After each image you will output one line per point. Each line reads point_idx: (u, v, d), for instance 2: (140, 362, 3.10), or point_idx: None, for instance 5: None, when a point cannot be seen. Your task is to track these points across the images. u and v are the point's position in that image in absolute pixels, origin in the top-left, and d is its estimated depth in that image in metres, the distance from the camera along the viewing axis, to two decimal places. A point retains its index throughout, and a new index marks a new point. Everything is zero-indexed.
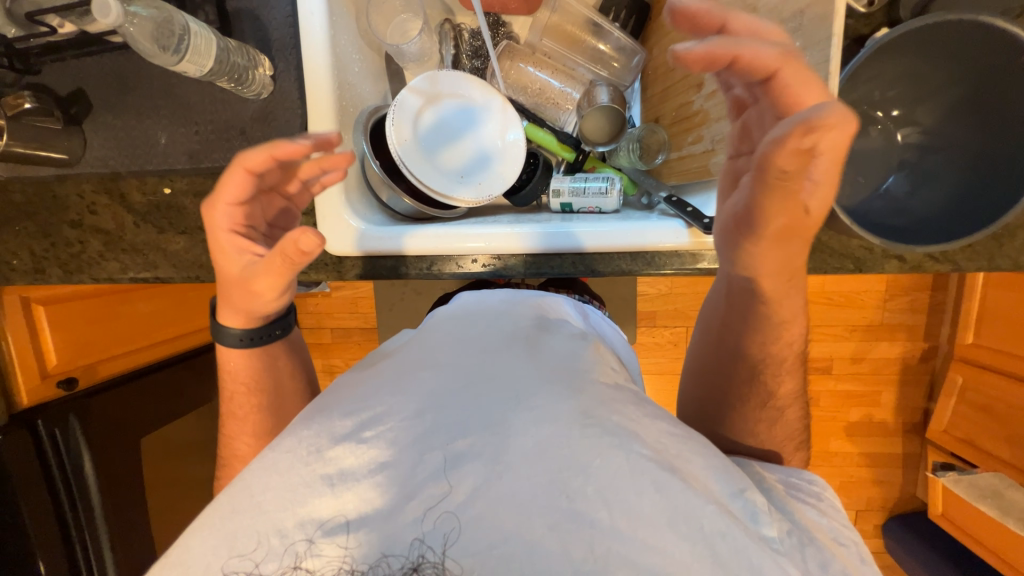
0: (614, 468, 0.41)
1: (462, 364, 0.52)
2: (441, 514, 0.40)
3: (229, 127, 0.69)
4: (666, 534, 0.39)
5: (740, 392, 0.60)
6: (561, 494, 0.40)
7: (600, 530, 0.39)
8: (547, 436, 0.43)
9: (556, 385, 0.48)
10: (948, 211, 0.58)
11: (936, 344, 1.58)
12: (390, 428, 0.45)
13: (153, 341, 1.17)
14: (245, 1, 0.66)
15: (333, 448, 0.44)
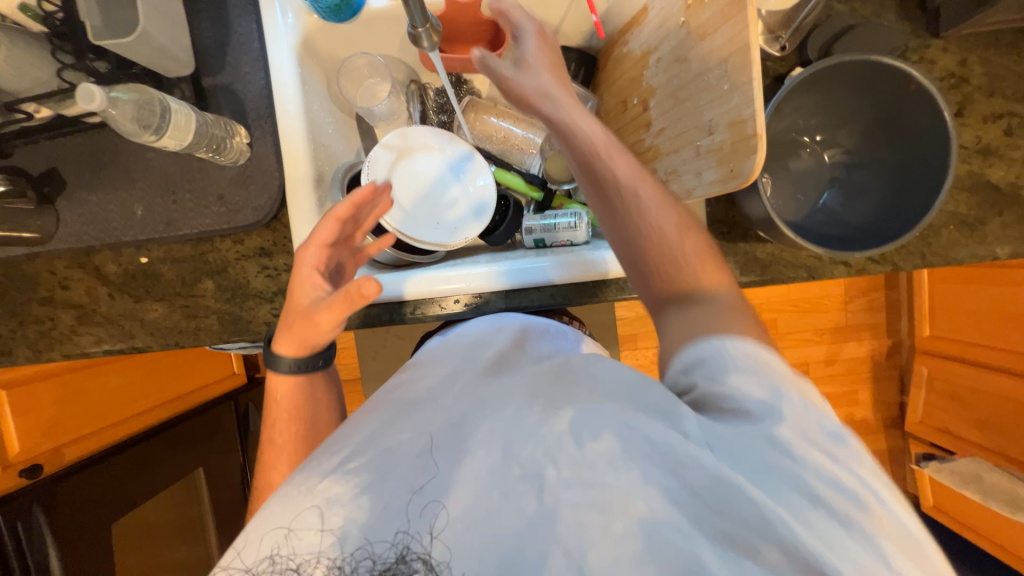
0: (559, 428, 0.40)
1: (420, 377, 0.51)
2: (427, 514, 0.38)
3: (207, 194, 0.71)
4: (606, 469, 0.38)
5: (635, 221, 0.53)
6: (520, 463, 0.40)
7: (549, 484, 0.39)
8: (496, 415, 0.43)
9: (500, 376, 0.48)
10: (878, 218, 0.65)
11: (899, 339, 1.67)
12: (365, 452, 0.41)
13: (129, 414, 1.11)
14: (221, 78, 0.70)
15: (319, 481, 0.39)
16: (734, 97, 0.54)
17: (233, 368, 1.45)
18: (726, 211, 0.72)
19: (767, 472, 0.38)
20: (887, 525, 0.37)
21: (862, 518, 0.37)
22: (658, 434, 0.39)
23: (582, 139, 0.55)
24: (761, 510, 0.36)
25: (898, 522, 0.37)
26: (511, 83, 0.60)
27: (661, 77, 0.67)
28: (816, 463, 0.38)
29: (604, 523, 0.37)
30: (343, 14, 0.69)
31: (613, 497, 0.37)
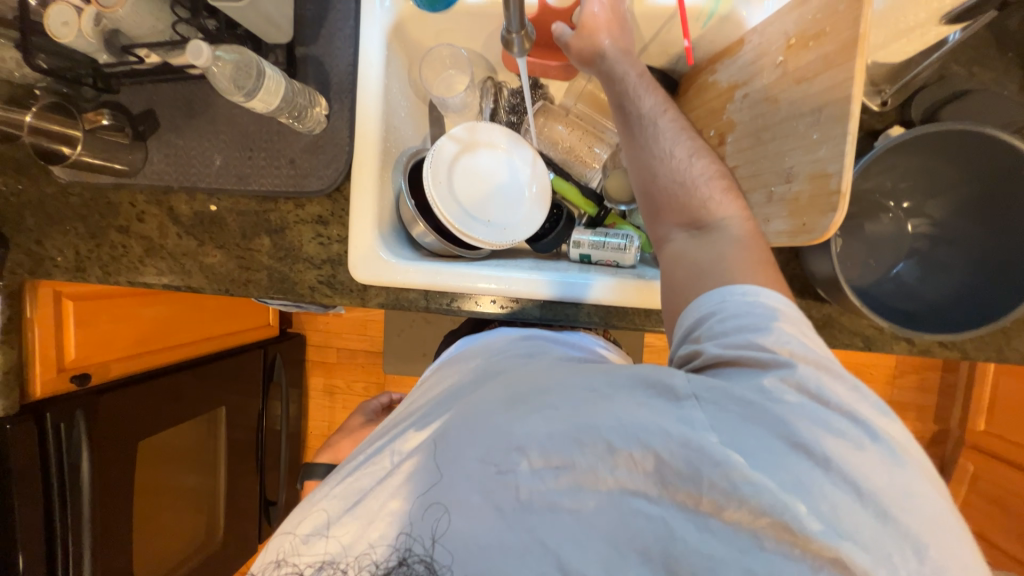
0: (528, 429, 0.46)
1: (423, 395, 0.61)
2: (428, 514, 0.46)
3: (279, 156, 0.75)
4: (571, 451, 0.44)
5: (658, 161, 0.60)
6: (495, 465, 0.45)
7: (521, 477, 0.45)
8: (478, 419, 0.49)
9: (485, 381, 0.55)
10: (957, 302, 0.60)
11: (946, 428, 1.55)
12: (355, 479, 0.52)
13: (170, 344, 1.20)
14: (313, 49, 0.73)
15: (314, 510, 0.52)
16: (821, 149, 0.52)
17: (267, 320, 1.57)
18: (786, 262, 0.69)
19: (752, 419, 0.42)
20: (870, 460, 0.40)
21: (845, 460, 0.40)
22: (635, 416, 0.44)
23: (623, 85, 0.64)
24: (732, 468, 0.40)
25: (885, 459, 0.41)
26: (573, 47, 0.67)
27: (745, 114, 0.64)
28: (799, 405, 0.42)
29: (578, 509, 0.44)
30: (437, 6, 0.69)
31: (581, 477, 0.44)
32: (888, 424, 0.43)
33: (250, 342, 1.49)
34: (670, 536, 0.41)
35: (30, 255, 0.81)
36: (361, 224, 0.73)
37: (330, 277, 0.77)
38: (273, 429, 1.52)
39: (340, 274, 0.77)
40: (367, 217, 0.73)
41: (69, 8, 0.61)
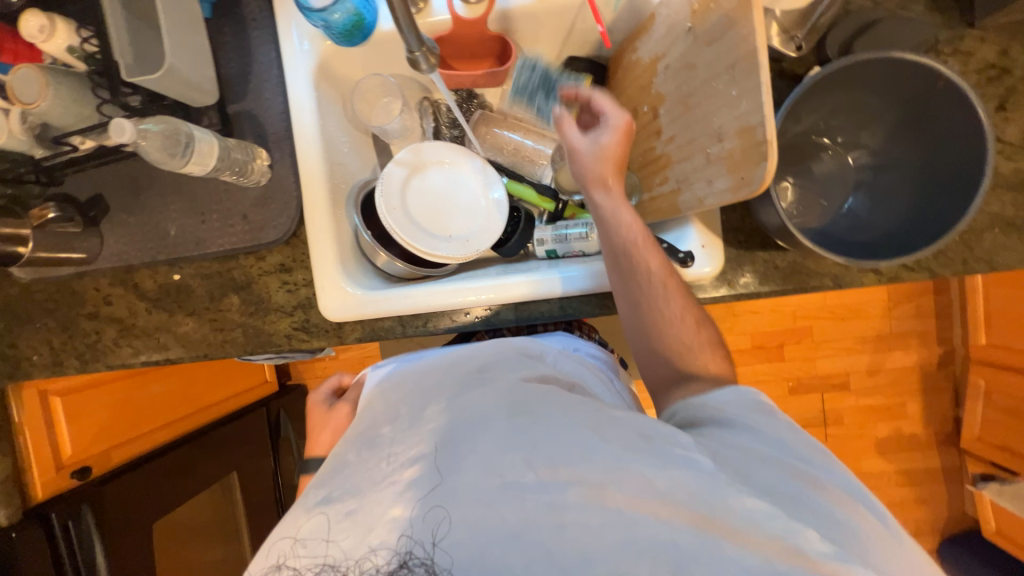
0: (533, 438, 0.49)
1: (407, 388, 0.60)
2: (429, 519, 0.47)
3: (231, 214, 0.76)
4: (579, 465, 0.47)
5: (650, 304, 0.62)
6: (505, 472, 0.48)
7: (529, 488, 0.47)
8: (481, 428, 0.51)
9: (478, 382, 0.57)
10: (908, 225, 0.60)
11: (952, 348, 1.55)
12: (350, 480, 0.51)
13: (170, 420, 1.20)
14: (244, 105, 0.74)
15: (307, 515, 0.50)
16: (742, 103, 0.53)
17: (266, 376, 1.55)
18: (742, 218, 0.69)
19: (754, 473, 0.49)
20: (849, 502, 0.48)
21: (827, 496, 0.48)
22: (643, 446, 0.49)
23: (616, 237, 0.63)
24: (746, 504, 0.45)
25: (860, 503, 0.49)
26: (582, 160, 0.64)
27: (670, 84, 0.66)
28: (798, 465, 0.50)
29: (585, 522, 0.46)
30: (355, 39, 0.71)
31: (590, 491, 0.46)
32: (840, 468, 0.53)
33: (253, 402, 1.47)
34: (682, 555, 0.44)
35: (6, 359, 0.81)
36: (323, 263, 0.73)
37: (304, 322, 0.77)
38: (290, 484, 1.51)
39: (313, 316, 0.77)
40: (328, 256, 0.74)
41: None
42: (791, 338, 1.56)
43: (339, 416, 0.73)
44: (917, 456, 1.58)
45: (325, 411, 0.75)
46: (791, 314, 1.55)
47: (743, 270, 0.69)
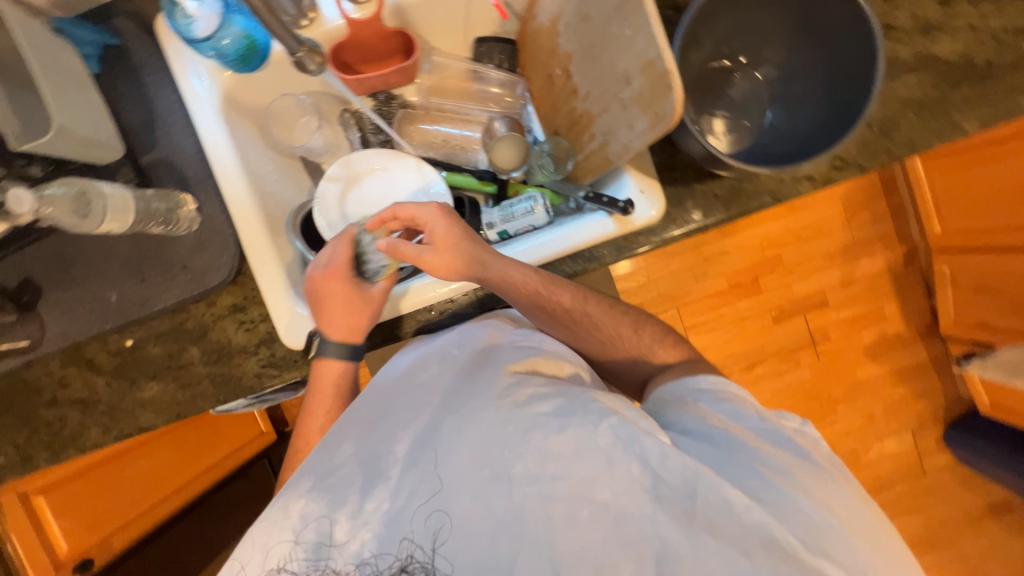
0: (523, 432, 0.51)
1: (403, 392, 0.60)
2: (430, 521, 0.49)
3: (170, 266, 0.73)
4: (569, 460, 0.50)
5: (560, 317, 0.67)
6: (492, 471, 0.50)
7: (518, 481, 0.49)
8: (473, 428, 0.52)
9: (475, 379, 0.58)
10: (823, 123, 0.61)
11: (913, 244, 1.60)
12: (346, 474, 0.53)
13: (169, 491, 1.15)
14: (157, 153, 0.72)
15: (298, 500, 0.52)
16: (638, 41, 0.53)
17: (261, 427, 1.41)
18: (674, 156, 0.70)
19: (731, 469, 0.52)
20: (828, 495, 0.50)
21: (814, 493, 0.50)
22: (628, 436, 0.50)
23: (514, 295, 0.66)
24: (727, 496, 0.48)
25: (840, 494, 0.50)
26: (439, 257, 0.66)
27: (573, 41, 0.66)
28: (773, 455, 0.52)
29: (572, 512, 0.48)
30: (253, 62, 0.71)
31: (577, 484, 0.49)
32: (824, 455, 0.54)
33: (257, 452, 1.37)
34: (664, 545, 0.47)
35: None
36: (274, 294, 0.72)
37: (271, 357, 0.75)
38: None
39: (278, 350, 0.75)
40: (277, 286, 0.72)
41: None
42: (763, 268, 1.59)
43: (372, 299, 0.71)
44: (904, 352, 1.63)
45: (358, 286, 0.70)
46: (759, 247, 1.59)
47: (687, 206, 0.70)
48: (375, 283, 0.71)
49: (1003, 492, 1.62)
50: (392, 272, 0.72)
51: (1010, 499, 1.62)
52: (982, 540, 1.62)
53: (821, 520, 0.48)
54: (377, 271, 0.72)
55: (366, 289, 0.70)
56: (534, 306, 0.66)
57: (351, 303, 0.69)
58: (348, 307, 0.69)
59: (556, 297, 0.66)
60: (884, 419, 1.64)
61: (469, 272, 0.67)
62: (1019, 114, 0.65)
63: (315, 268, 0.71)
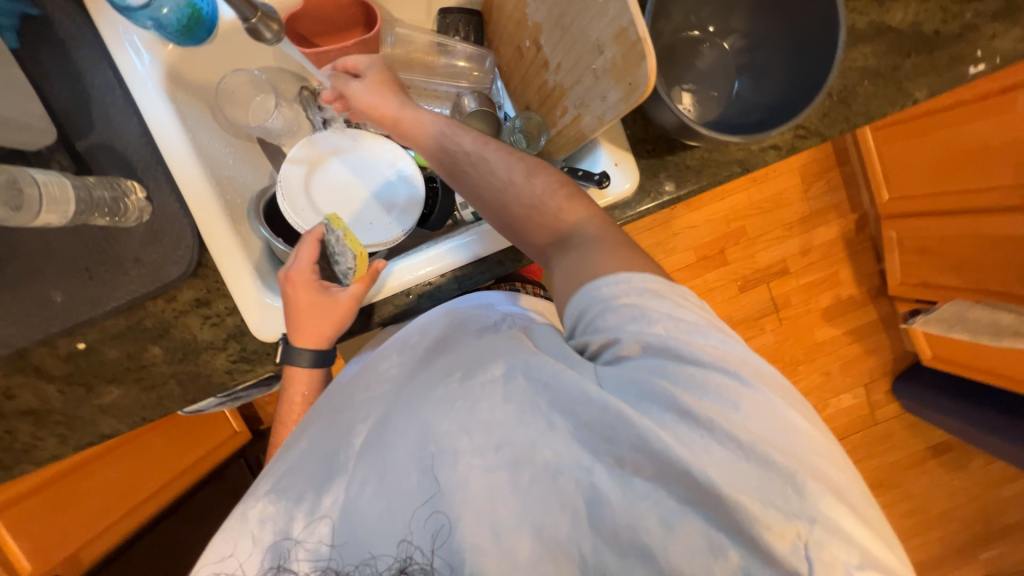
0: (467, 403, 0.45)
1: (361, 382, 0.58)
2: (429, 522, 0.43)
3: (122, 260, 0.68)
4: (512, 426, 0.43)
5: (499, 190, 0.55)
6: (430, 442, 0.45)
7: (461, 455, 0.43)
8: (414, 402, 0.48)
9: (431, 361, 0.54)
10: (787, 91, 0.63)
11: (864, 211, 1.70)
12: (300, 470, 0.50)
13: (136, 501, 1.12)
14: (95, 137, 0.66)
15: (255, 504, 0.48)
16: (610, 9, 0.52)
17: (235, 428, 1.39)
18: (646, 128, 0.71)
19: (646, 395, 0.41)
20: (760, 411, 0.40)
21: (785, 438, 0.39)
22: (562, 382, 0.42)
23: (449, 147, 0.58)
24: (640, 431, 0.39)
25: (782, 414, 0.40)
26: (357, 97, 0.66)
27: (542, 11, 0.65)
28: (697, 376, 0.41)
29: (515, 479, 0.42)
30: (199, 34, 0.65)
31: (521, 451, 0.42)
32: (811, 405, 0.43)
33: (226, 457, 1.35)
34: (596, 493, 0.41)
35: None
36: (242, 286, 0.68)
37: (241, 352, 0.72)
38: None
39: (248, 343, 0.72)
40: (244, 276, 0.68)
41: None
42: (729, 240, 1.65)
43: (340, 306, 0.67)
44: (857, 313, 1.75)
45: (324, 292, 0.66)
46: (724, 219, 1.64)
47: (660, 178, 0.71)
48: (344, 288, 0.67)
49: (942, 435, 1.79)
50: (367, 274, 0.68)
51: (947, 440, 1.79)
52: (925, 479, 1.79)
53: (754, 450, 0.39)
54: (346, 273, 0.70)
55: (337, 292, 0.67)
56: (444, 157, 0.59)
57: (321, 307, 0.66)
58: (319, 309, 0.66)
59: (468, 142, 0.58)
60: (839, 376, 1.76)
61: (381, 115, 0.64)
62: (962, 81, 0.69)
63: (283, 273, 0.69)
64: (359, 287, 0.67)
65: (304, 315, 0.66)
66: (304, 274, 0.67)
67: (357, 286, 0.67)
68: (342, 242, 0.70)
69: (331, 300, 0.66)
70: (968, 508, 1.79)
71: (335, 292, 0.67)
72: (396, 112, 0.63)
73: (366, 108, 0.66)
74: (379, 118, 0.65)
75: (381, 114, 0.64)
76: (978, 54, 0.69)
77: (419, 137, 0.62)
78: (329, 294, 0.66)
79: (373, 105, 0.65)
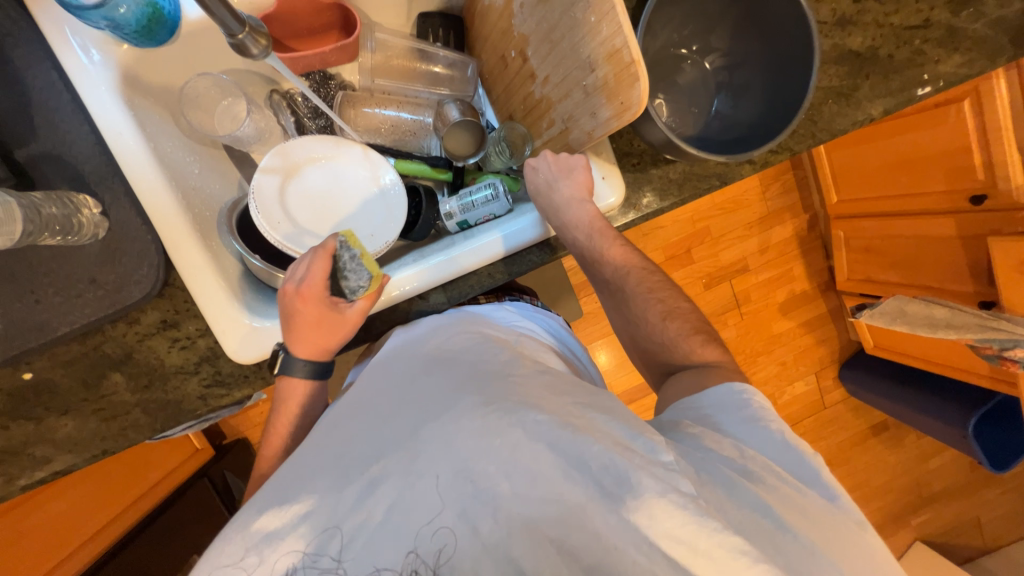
0: (513, 445, 0.46)
1: (374, 401, 0.56)
2: (435, 539, 0.45)
3: (74, 281, 0.62)
4: (559, 480, 0.45)
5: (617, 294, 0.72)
6: (465, 478, 0.45)
7: (499, 497, 0.45)
8: (451, 434, 0.47)
9: (463, 384, 0.52)
10: (764, 111, 0.67)
11: (815, 212, 1.82)
12: (317, 482, 0.49)
13: (89, 534, 1.03)
14: (40, 146, 0.59)
15: (262, 515, 0.48)
16: (604, 28, 0.53)
17: (196, 445, 1.34)
18: (631, 142, 0.72)
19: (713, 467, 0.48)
20: (789, 497, 0.48)
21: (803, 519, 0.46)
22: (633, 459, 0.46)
23: (577, 240, 0.69)
24: (697, 497, 0.45)
25: (797, 496, 0.48)
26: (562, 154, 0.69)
27: (530, 23, 0.64)
28: (784, 478, 0.49)
29: (559, 539, 0.44)
30: (159, 36, 0.62)
31: (568, 510, 0.44)
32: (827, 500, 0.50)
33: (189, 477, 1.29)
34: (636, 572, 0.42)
35: None
36: (216, 306, 0.64)
37: (216, 375, 0.67)
38: None
39: (224, 366, 0.67)
40: (217, 296, 0.64)
41: None
42: (695, 241, 1.72)
43: (347, 323, 0.64)
44: (809, 307, 1.87)
45: (334, 310, 0.63)
46: (690, 220, 1.71)
47: (643, 191, 0.73)
48: (353, 303, 0.64)
49: (882, 416, 1.96)
50: (375, 290, 0.65)
51: (886, 421, 1.96)
52: (867, 457, 1.96)
53: (809, 549, 0.45)
54: (355, 290, 0.64)
55: (346, 308, 0.64)
56: (563, 226, 0.69)
57: (328, 322, 0.63)
58: (325, 323, 0.63)
59: (581, 213, 0.68)
60: (793, 366, 1.88)
61: (552, 173, 0.69)
62: (912, 103, 0.75)
63: (289, 284, 0.63)
64: (368, 304, 0.64)
65: (309, 328, 0.62)
66: (318, 286, 0.62)
67: (365, 302, 0.64)
68: (357, 261, 0.64)
69: (339, 315, 0.63)
70: (903, 480, 1.98)
71: (345, 307, 0.64)
72: (543, 187, 0.69)
73: (553, 166, 0.69)
74: (541, 181, 0.69)
75: (538, 182, 0.69)
76: (925, 77, 0.75)
77: (553, 206, 0.69)
78: (338, 309, 0.63)
79: (546, 164, 0.69)
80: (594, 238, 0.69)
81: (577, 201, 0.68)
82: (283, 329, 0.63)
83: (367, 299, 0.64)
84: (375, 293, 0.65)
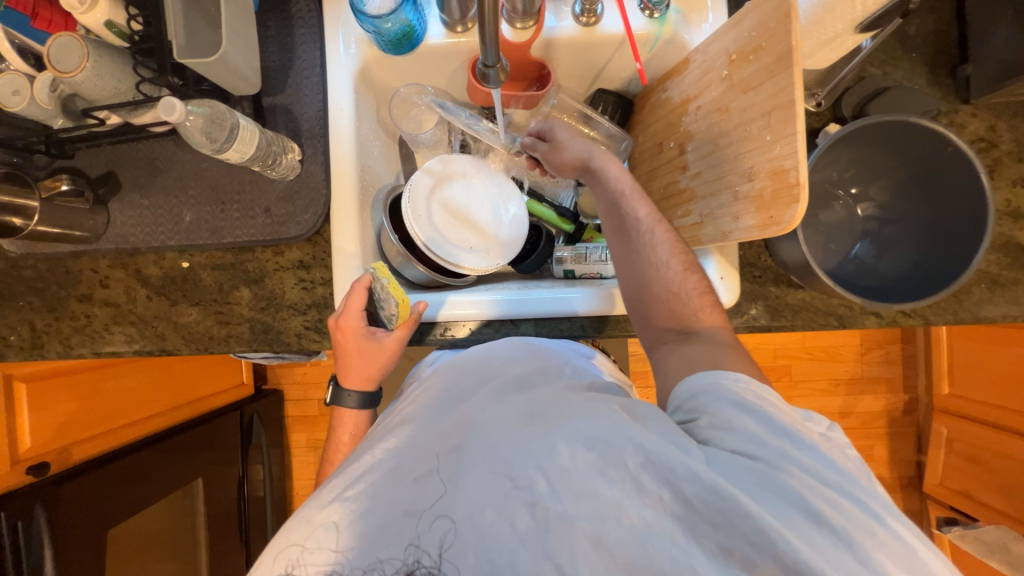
0: (549, 446, 0.47)
1: (436, 394, 0.61)
2: (437, 531, 0.46)
3: (254, 206, 0.74)
4: (595, 480, 0.45)
5: (651, 265, 0.64)
6: (505, 479, 0.46)
7: (539, 499, 0.45)
8: (493, 435, 0.50)
9: (505, 397, 0.56)
10: (912, 271, 0.67)
11: (916, 396, 1.64)
12: (367, 483, 0.51)
13: (139, 417, 1.10)
14: (281, 99, 0.75)
15: (320, 511, 0.49)
16: (776, 147, 0.56)
17: (243, 378, 1.47)
18: (758, 255, 0.73)
19: (764, 486, 0.44)
20: (857, 514, 0.43)
21: (872, 536, 0.42)
22: (657, 447, 0.45)
23: (609, 204, 0.68)
24: (759, 522, 0.42)
25: (869, 521, 0.43)
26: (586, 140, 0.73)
27: (700, 124, 0.70)
28: (789, 454, 0.46)
29: (597, 536, 0.43)
30: (401, 48, 0.74)
31: (605, 506, 0.44)
32: (894, 514, 0.45)
33: (227, 404, 1.39)
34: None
35: None
36: (347, 265, 0.72)
37: (317, 321, 0.75)
38: (256, 494, 1.40)
39: (326, 317, 0.75)
40: (351, 256, 0.73)
41: (19, 78, 0.63)
42: (771, 375, 1.62)
43: (386, 349, 0.72)
44: None
45: (371, 339, 0.71)
46: (772, 353, 1.62)
47: (755, 303, 0.73)
48: (390, 332, 0.72)
49: None
50: (408, 320, 0.71)
51: None
52: None
53: (898, 560, 0.42)
54: (391, 319, 0.71)
55: (379, 335, 0.72)
56: (596, 189, 0.70)
57: (366, 349, 0.72)
58: (366, 351, 0.72)
59: (602, 187, 0.69)
60: None
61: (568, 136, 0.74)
62: None
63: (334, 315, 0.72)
64: (397, 333, 0.71)
65: (352, 357, 0.72)
66: (352, 319, 0.70)
67: (394, 332, 0.72)
68: (386, 291, 0.68)
69: (374, 344, 0.72)
70: None
71: (377, 335, 0.72)
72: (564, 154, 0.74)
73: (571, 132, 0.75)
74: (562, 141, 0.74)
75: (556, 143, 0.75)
76: None
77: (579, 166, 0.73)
78: (370, 336, 0.71)
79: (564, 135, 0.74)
80: (618, 210, 0.67)
81: (601, 176, 0.70)
82: (332, 357, 0.74)
83: (396, 330, 0.71)
84: (403, 324, 0.71)
